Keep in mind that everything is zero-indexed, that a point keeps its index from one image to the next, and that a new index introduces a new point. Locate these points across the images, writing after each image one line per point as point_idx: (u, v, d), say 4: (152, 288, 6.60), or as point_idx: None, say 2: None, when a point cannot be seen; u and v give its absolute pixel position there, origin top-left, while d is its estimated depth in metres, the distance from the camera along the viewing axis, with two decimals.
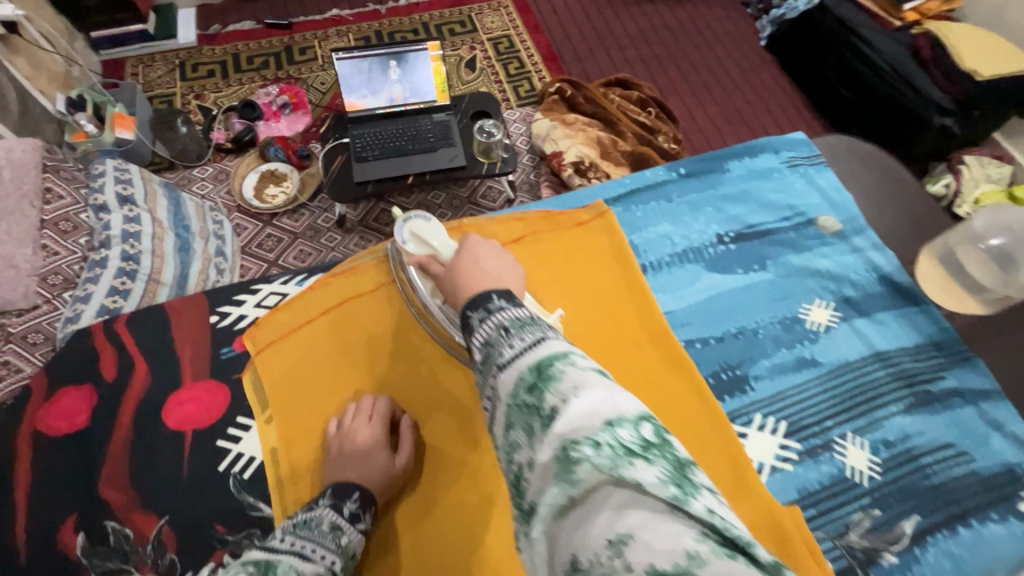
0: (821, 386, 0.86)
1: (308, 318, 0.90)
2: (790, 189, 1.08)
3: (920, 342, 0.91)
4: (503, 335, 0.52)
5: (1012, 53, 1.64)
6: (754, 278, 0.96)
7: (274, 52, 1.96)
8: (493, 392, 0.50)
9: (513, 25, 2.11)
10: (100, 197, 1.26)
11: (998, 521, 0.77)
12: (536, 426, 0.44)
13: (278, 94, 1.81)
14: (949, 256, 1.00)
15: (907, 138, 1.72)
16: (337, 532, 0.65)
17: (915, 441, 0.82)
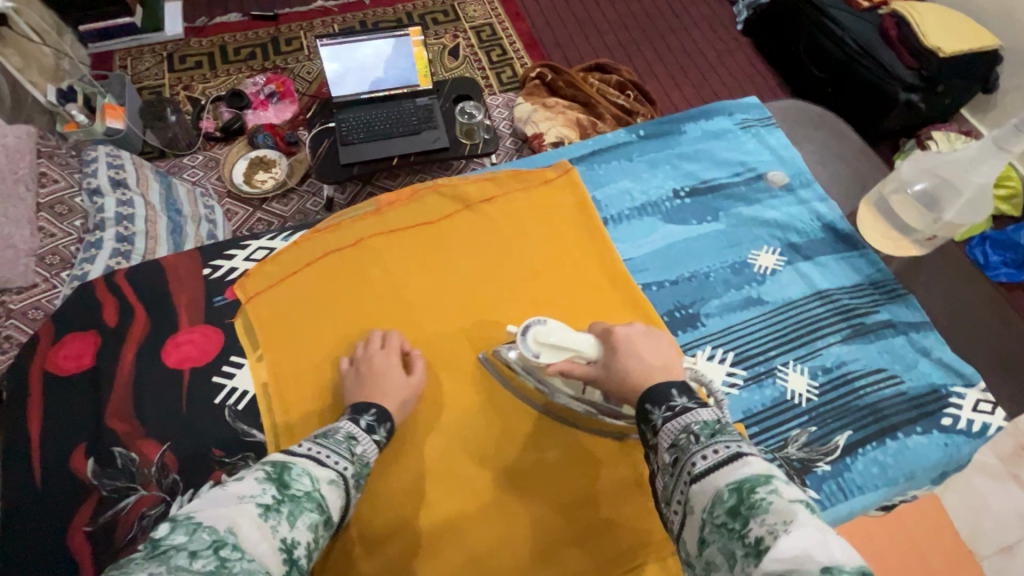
0: (765, 321, 0.92)
1: (302, 266, 0.96)
2: (742, 147, 1.13)
3: (859, 282, 0.98)
4: (696, 442, 0.58)
5: (974, 29, 1.70)
6: (707, 228, 1.03)
7: (260, 43, 2.00)
8: (686, 501, 0.56)
9: (495, 14, 2.16)
10: (93, 181, 1.30)
11: (922, 433, 0.83)
12: (737, 552, 0.48)
13: (266, 84, 1.85)
14: (883, 202, 1.03)
15: (874, 116, 1.79)
16: (352, 442, 0.71)
17: (851, 367, 0.88)
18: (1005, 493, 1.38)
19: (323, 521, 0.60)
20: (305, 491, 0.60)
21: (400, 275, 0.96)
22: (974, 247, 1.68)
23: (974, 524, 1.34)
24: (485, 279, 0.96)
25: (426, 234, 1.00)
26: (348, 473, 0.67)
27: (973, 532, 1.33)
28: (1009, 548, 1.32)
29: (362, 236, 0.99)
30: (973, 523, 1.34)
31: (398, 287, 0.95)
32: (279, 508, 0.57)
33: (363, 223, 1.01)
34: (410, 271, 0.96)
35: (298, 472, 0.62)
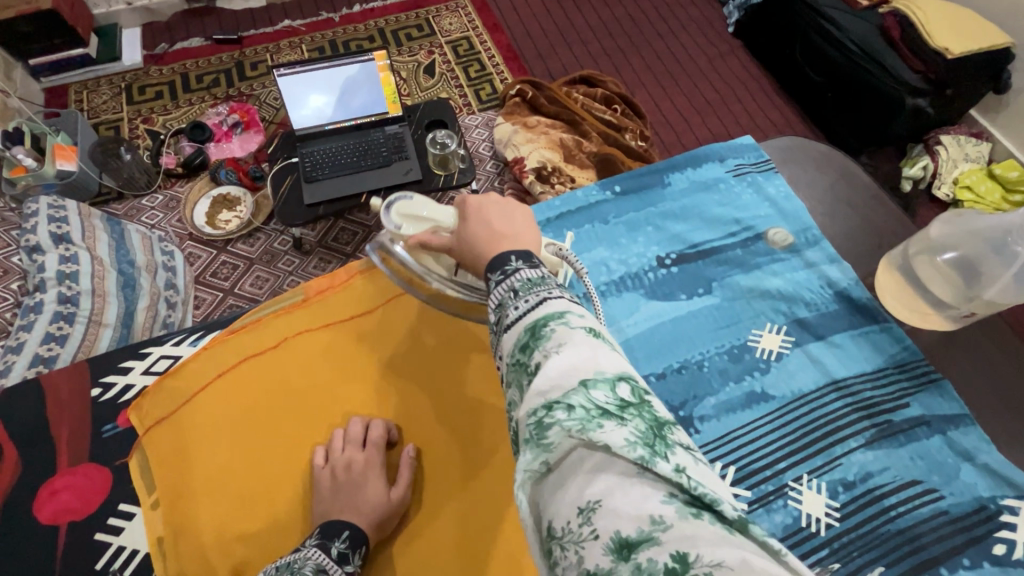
0: (772, 423, 0.81)
1: (208, 381, 0.86)
2: (737, 201, 1.02)
3: (881, 365, 0.86)
4: (511, 296, 0.52)
5: (984, 27, 1.58)
6: (698, 304, 0.91)
7: (224, 69, 1.89)
8: (497, 354, 0.51)
9: (472, 26, 2.04)
10: (32, 239, 1.20)
11: (970, 567, 0.72)
12: (523, 384, 0.46)
13: (228, 113, 1.74)
14: (908, 269, 0.94)
15: (879, 123, 1.66)
16: (321, 574, 0.63)
17: (877, 481, 0.77)
18: None
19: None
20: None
21: (321, 389, 0.88)
22: None
23: None
24: (417, 390, 0.89)
25: (352, 336, 0.92)
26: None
27: None
28: None
29: (278, 339, 0.91)
30: None
31: (319, 406, 0.87)
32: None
33: (280, 323, 0.92)
34: (333, 383, 0.88)
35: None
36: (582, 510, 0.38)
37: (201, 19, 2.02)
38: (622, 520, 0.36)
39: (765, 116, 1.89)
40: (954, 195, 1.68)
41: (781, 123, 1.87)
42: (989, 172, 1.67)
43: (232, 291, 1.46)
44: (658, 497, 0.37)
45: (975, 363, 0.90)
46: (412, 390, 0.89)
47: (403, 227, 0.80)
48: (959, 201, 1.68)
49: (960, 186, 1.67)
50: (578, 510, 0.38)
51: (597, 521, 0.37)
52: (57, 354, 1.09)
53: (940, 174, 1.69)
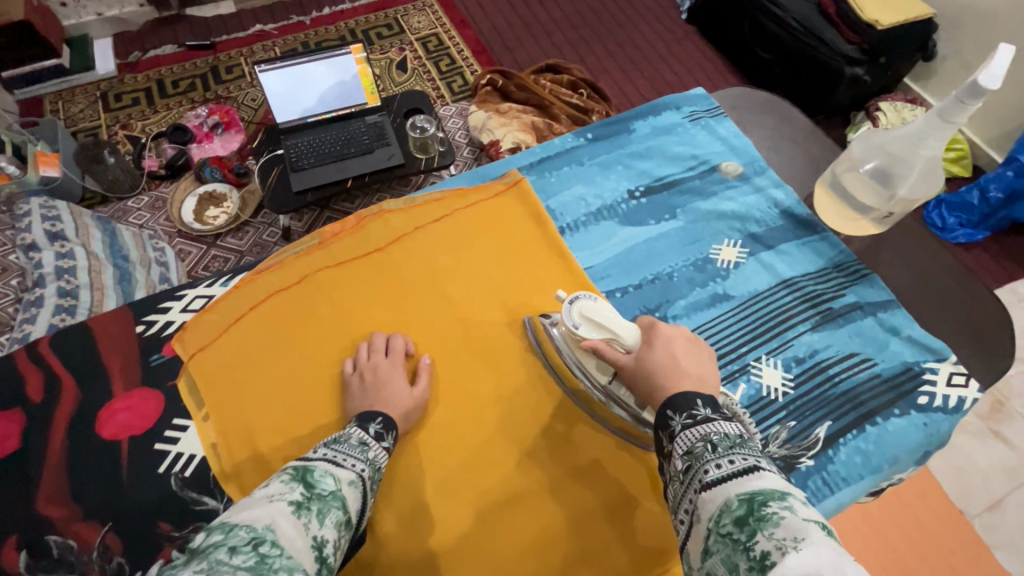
0: (733, 316, 0.91)
1: (245, 311, 0.89)
2: (693, 141, 1.13)
3: (823, 266, 0.97)
4: (710, 452, 0.56)
5: (907, 1, 1.73)
6: (666, 226, 1.01)
7: (199, 73, 1.93)
8: (693, 510, 0.53)
9: (440, 23, 2.13)
10: (27, 236, 1.23)
11: (901, 415, 0.83)
12: (742, 567, 0.44)
13: (208, 115, 1.78)
14: (837, 182, 1.03)
15: (824, 91, 1.81)
16: (364, 446, 0.67)
17: (824, 355, 0.88)
18: (986, 450, 1.40)
19: (347, 522, 0.56)
20: (330, 492, 0.57)
21: (351, 312, 0.89)
22: (931, 212, 1.71)
23: (962, 485, 1.36)
24: (442, 309, 0.91)
25: (372, 264, 0.94)
26: (365, 476, 0.63)
27: (961, 493, 1.35)
28: (998, 503, 1.34)
29: (309, 272, 0.93)
30: (961, 484, 1.36)
31: (350, 326, 0.88)
32: (309, 506, 0.53)
33: (308, 258, 0.95)
34: (363, 308, 0.90)
35: (321, 473, 0.58)
36: None
37: (173, 27, 2.05)
38: None
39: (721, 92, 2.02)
40: None
41: None
42: None
43: None
44: None
45: (917, 279, 1.00)
46: (440, 309, 0.91)
47: (583, 327, 0.79)
48: None
49: None
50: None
51: None
52: None
53: None
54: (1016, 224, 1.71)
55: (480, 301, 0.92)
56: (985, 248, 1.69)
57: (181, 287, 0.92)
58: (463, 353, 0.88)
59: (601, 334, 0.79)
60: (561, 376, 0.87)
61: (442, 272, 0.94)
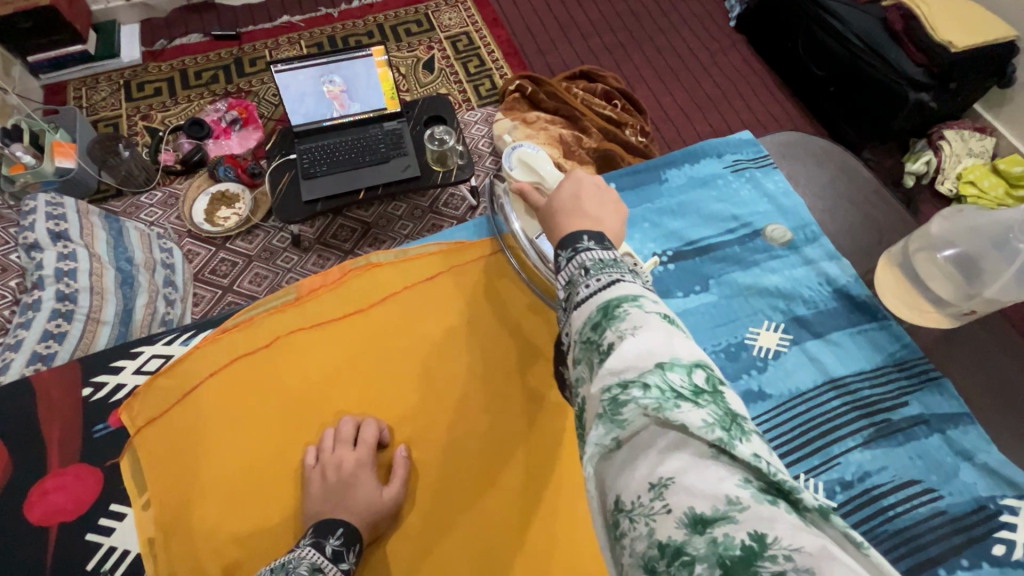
0: (771, 422, 0.80)
1: (201, 378, 0.86)
2: (735, 197, 1.02)
3: (879, 363, 0.86)
4: (581, 274, 0.53)
5: (984, 19, 1.54)
6: (697, 302, 0.90)
7: (222, 65, 1.89)
8: (564, 330, 0.53)
9: (471, 21, 2.03)
10: (30, 235, 1.20)
11: (968, 568, 0.71)
12: (593, 362, 0.47)
13: (228, 110, 1.74)
14: (908, 264, 0.93)
15: (883, 117, 1.64)
16: (317, 573, 0.63)
17: (875, 479, 0.76)
18: None
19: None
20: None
21: (314, 386, 0.87)
22: None
23: None
24: (411, 390, 0.88)
25: (344, 336, 0.92)
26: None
27: None
28: None
29: (273, 337, 0.91)
30: None
31: (312, 404, 0.86)
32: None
33: (274, 323, 0.92)
34: (328, 382, 0.88)
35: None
36: (654, 486, 0.39)
37: (200, 15, 2.01)
38: (696, 497, 0.37)
39: (767, 110, 1.87)
40: (958, 190, 1.68)
41: (784, 118, 1.86)
42: (993, 168, 1.68)
43: (231, 289, 1.46)
44: (734, 479, 0.38)
45: (974, 365, 0.89)
46: (406, 389, 0.88)
47: (516, 171, 0.88)
48: (962, 195, 1.68)
49: (963, 181, 1.67)
50: (650, 486, 0.39)
51: (670, 496, 0.38)
52: (54, 351, 1.09)
53: (944, 169, 1.68)
54: None
55: (448, 381, 0.89)
56: None
57: (136, 345, 0.89)
58: (428, 440, 0.85)
59: (528, 173, 0.88)
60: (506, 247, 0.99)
61: (412, 346, 0.92)
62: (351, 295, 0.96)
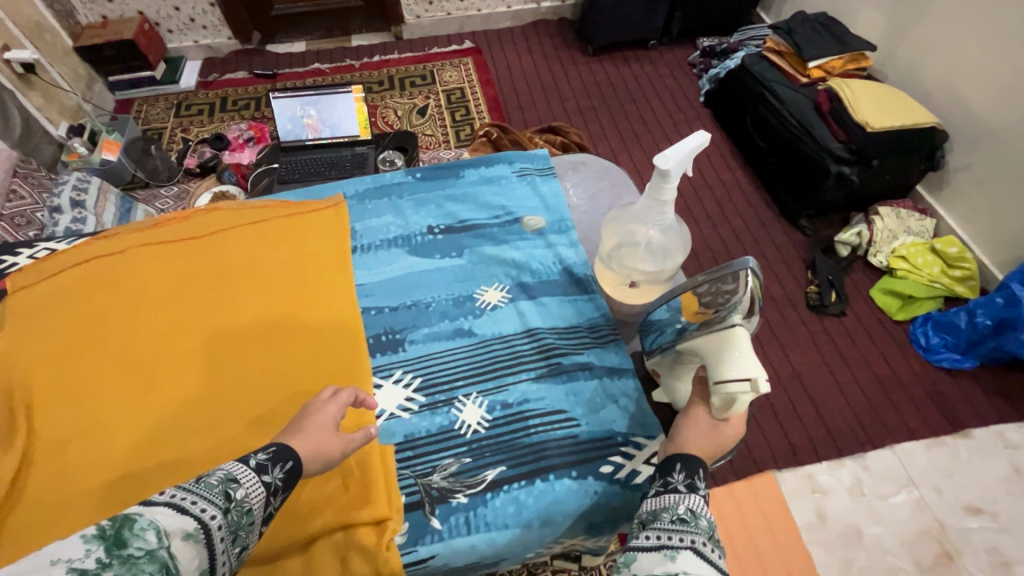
0: (464, 353, 0.84)
1: (49, 271, 0.88)
2: (512, 193, 1.04)
3: (576, 324, 0.87)
4: (707, 531, 0.55)
5: (909, 106, 1.66)
6: (446, 263, 0.95)
7: (255, 96, 2.28)
8: (667, 544, 0.54)
9: (468, 79, 2.35)
10: (55, 201, 1.51)
11: (575, 478, 0.72)
12: None
13: (247, 130, 2.09)
14: (612, 266, 0.85)
15: (810, 186, 1.73)
16: (229, 486, 0.54)
17: (531, 406, 0.78)
18: None
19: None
20: (145, 551, 0.46)
21: (128, 298, 0.87)
22: (916, 328, 1.59)
23: None
24: (225, 299, 0.87)
25: (191, 248, 0.93)
26: (218, 527, 0.51)
27: None
28: None
29: (117, 250, 0.91)
30: None
31: (142, 298, 0.87)
32: (100, 573, 0.43)
33: (128, 237, 0.93)
34: (140, 296, 0.87)
35: (143, 524, 0.47)
36: None
37: (251, 58, 2.44)
38: None
39: (718, 174, 2.01)
40: (889, 263, 1.70)
41: (734, 182, 1.98)
42: (931, 247, 1.69)
43: None
44: None
45: None
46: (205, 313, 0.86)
47: (720, 390, 0.62)
48: (893, 269, 1.70)
49: (896, 255, 1.70)
50: None
51: None
52: None
53: (877, 243, 1.72)
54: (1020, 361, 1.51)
55: (238, 310, 0.86)
56: (973, 379, 1.51)
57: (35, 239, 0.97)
58: (198, 360, 0.81)
59: (711, 384, 0.62)
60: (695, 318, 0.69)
61: (221, 274, 0.90)
62: (210, 215, 0.98)
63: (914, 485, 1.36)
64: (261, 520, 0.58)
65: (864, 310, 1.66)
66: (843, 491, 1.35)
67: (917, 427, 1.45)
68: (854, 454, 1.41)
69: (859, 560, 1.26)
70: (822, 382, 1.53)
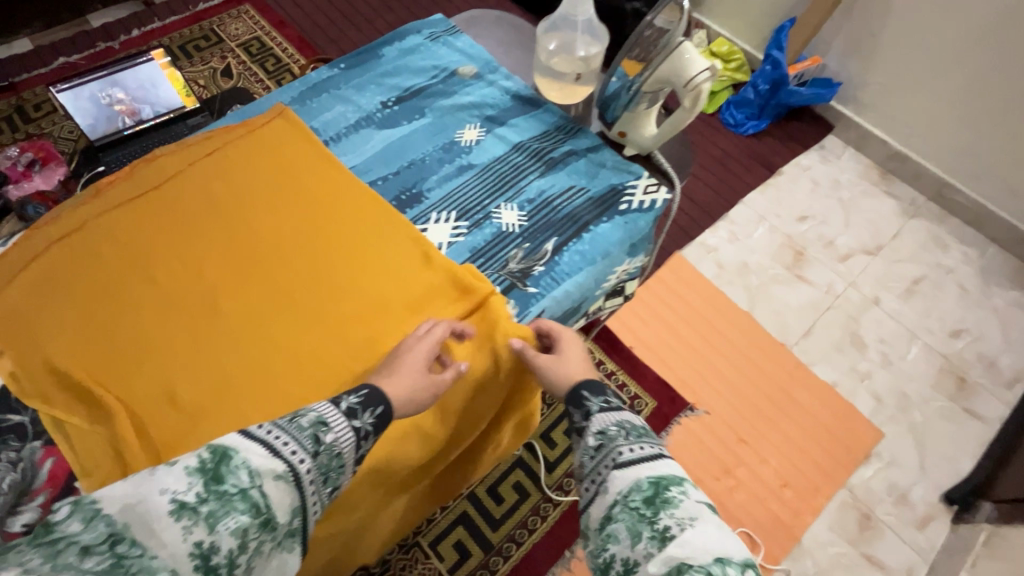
0: (477, 180, 0.89)
1: (8, 278, 0.72)
2: (431, 52, 1.02)
3: (546, 130, 0.95)
4: (625, 437, 0.62)
5: None
6: (412, 124, 0.93)
7: (3, 116, 1.83)
8: (602, 483, 0.59)
9: (259, 27, 2.15)
10: None
11: (607, 221, 0.87)
12: (645, 535, 0.53)
13: (20, 152, 1.69)
14: (551, 75, 0.98)
15: (616, 28, 2.00)
16: (318, 430, 0.60)
17: (550, 192, 0.88)
18: (795, 292, 1.68)
19: (259, 525, 0.51)
20: (240, 488, 0.51)
21: (130, 268, 0.74)
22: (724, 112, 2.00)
23: (781, 323, 1.63)
24: (242, 229, 0.78)
25: (160, 196, 0.79)
26: (306, 471, 0.57)
27: (781, 329, 1.61)
28: (809, 330, 1.62)
29: (77, 225, 0.75)
30: (779, 323, 1.63)
31: (144, 262, 0.74)
32: (197, 507, 0.48)
33: (80, 211, 0.77)
34: (143, 261, 0.75)
35: (238, 462, 0.53)
36: None
37: None
38: None
39: None
40: None
41: None
42: (710, 52, 2.13)
43: None
44: None
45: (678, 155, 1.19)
46: (228, 250, 0.77)
47: (690, 83, 0.81)
48: None
49: None
50: None
51: None
52: None
53: None
54: (791, 110, 2.04)
55: (259, 233, 0.78)
56: (771, 134, 2.00)
57: None
58: (255, 291, 0.74)
59: (682, 89, 0.83)
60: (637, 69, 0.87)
61: (216, 209, 0.79)
62: (154, 160, 0.82)
63: (765, 219, 1.82)
64: (353, 463, 0.63)
65: None
66: (726, 243, 1.76)
67: (752, 181, 1.90)
68: (723, 216, 1.81)
69: (753, 282, 1.69)
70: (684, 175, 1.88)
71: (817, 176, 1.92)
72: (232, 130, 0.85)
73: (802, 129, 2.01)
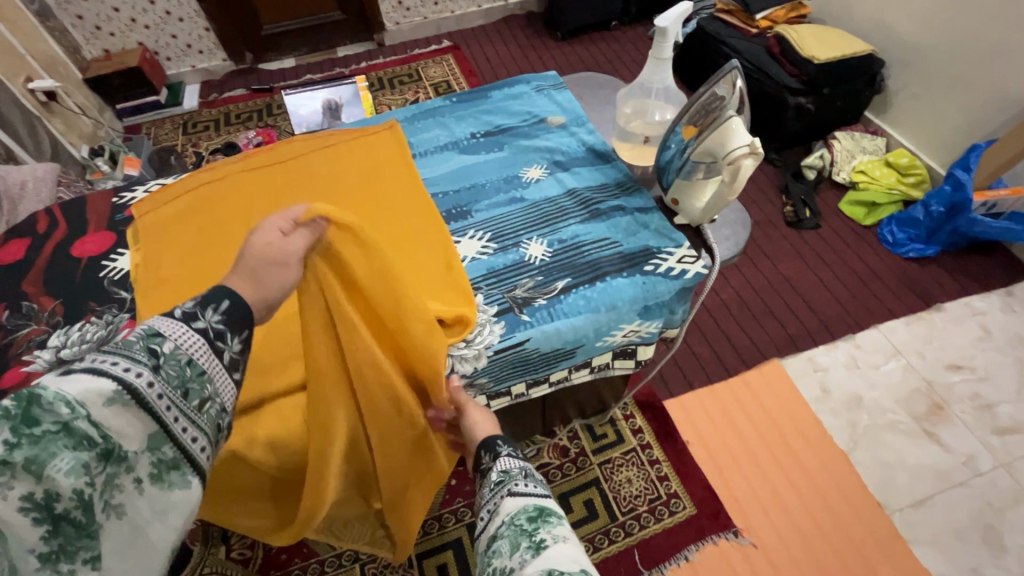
0: (522, 212, 0.96)
1: (162, 201, 0.96)
2: (531, 101, 1.14)
3: (606, 184, 0.99)
4: (521, 473, 0.64)
5: (847, 41, 1.89)
6: (488, 155, 1.05)
7: (257, 109, 2.44)
8: (494, 509, 0.60)
9: (452, 73, 2.55)
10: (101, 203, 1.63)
11: (625, 277, 0.87)
12: (523, 545, 0.52)
13: (255, 137, 2.23)
14: (627, 136, 1.04)
15: (775, 120, 1.93)
16: (152, 343, 0.48)
17: (583, 238, 0.91)
18: (917, 449, 1.38)
19: (100, 458, 0.44)
20: (61, 428, 0.42)
21: (235, 213, 0.93)
22: (882, 228, 1.79)
23: (885, 479, 1.35)
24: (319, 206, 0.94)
25: (278, 169, 0.99)
26: (150, 388, 0.47)
27: (882, 486, 1.33)
28: (924, 500, 1.31)
29: (216, 176, 0.99)
30: (884, 478, 1.35)
31: (246, 211, 0.93)
32: (10, 458, 0.40)
33: (227, 165, 1.00)
34: (245, 210, 0.94)
35: (47, 399, 0.42)
36: None
37: (246, 77, 2.59)
38: None
39: None
40: (851, 178, 1.90)
41: None
42: (885, 161, 1.89)
43: None
44: None
45: None
46: None
47: (727, 158, 0.78)
48: (856, 183, 1.89)
49: (856, 171, 1.89)
50: None
51: None
52: None
53: (839, 163, 1.92)
54: (973, 243, 1.73)
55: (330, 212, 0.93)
56: (937, 264, 1.72)
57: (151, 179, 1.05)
58: None
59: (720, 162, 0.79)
60: (691, 134, 0.84)
61: (310, 186, 0.97)
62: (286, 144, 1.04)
63: (901, 354, 1.54)
64: (221, 367, 0.53)
65: (836, 220, 1.86)
66: (841, 367, 1.53)
67: (896, 309, 1.64)
68: (844, 336, 1.59)
69: (863, 420, 1.43)
70: (807, 281, 1.71)
71: (991, 324, 1.58)
72: (349, 133, 1.05)
73: (981, 268, 1.69)
